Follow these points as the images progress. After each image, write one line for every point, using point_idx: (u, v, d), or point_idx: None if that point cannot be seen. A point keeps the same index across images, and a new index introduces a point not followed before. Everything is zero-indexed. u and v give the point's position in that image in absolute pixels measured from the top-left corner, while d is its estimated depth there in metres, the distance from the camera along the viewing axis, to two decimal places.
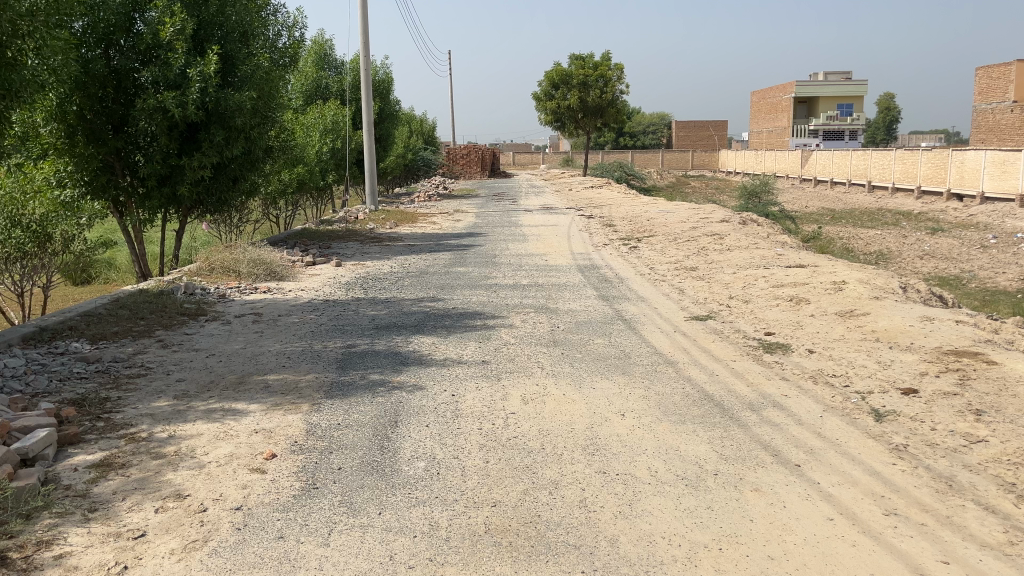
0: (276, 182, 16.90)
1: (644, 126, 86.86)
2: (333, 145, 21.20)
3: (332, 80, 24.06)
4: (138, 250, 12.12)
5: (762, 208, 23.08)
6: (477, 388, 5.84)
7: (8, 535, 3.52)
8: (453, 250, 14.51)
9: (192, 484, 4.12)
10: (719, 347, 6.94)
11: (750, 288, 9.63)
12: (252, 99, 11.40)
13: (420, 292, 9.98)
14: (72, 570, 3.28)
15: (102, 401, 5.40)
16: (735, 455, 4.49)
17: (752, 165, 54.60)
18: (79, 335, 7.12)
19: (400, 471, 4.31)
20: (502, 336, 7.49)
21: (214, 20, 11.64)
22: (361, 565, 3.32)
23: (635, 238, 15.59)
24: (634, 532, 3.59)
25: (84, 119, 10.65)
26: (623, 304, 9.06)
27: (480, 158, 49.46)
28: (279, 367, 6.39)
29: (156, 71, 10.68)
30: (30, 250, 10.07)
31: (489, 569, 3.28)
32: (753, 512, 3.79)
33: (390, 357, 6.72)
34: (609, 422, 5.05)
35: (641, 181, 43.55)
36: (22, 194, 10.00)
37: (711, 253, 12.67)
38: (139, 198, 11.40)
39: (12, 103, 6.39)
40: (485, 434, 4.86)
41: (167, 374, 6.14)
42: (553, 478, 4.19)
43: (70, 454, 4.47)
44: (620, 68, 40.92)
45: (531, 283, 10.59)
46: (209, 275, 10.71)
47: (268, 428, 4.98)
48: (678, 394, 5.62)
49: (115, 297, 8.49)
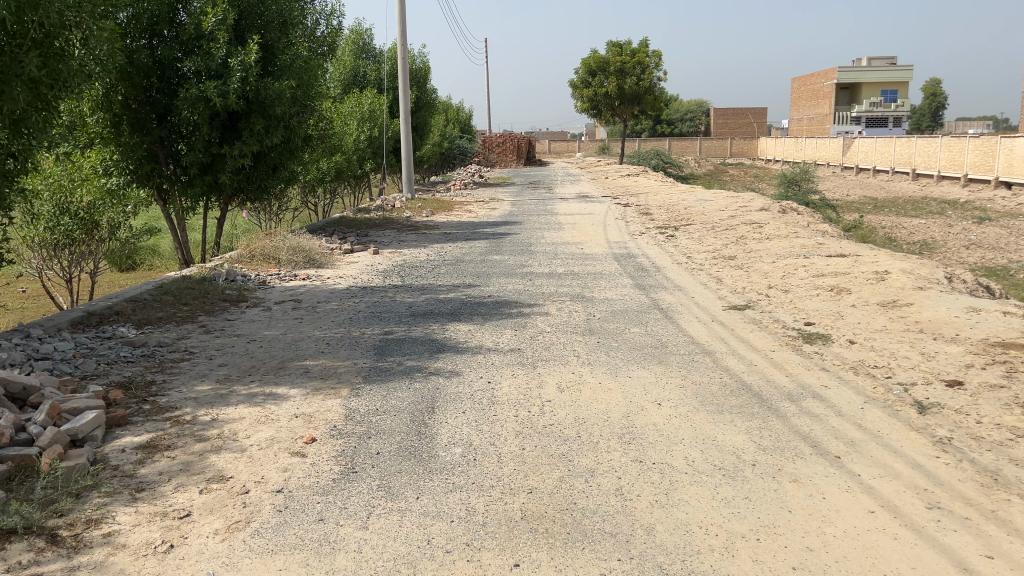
0: (315, 170, 17.05)
1: (681, 113, 85.90)
2: (370, 133, 21.35)
3: (369, 69, 24.21)
4: (181, 238, 12.36)
5: (802, 197, 22.77)
6: (513, 375, 5.87)
7: (58, 513, 3.64)
8: (488, 238, 14.56)
9: (234, 466, 4.20)
10: (757, 337, 6.87)
11: (790, 277, 9.52)
12: (291, 88, 11.52)
13: (456, 280, 10.04)
14: (121, 548, 3.38)
15: (148, 385, 5.54)
16: (773, 446, 4.45)
17: (792, 154, 53.79)
18: (125, 319, 7.29)
19: (437, 457, 4.35)
20: (538, 325, 7.50)
21: (254, 11, 11.73)
22: (400, 548, 3.37)
23: (672, 226, 15.50)
24: (671, 521, 3.59)
25: (130, 109, 10.92)
26: (659, 293, 9.01)
27: (517, 145, 49.48)
28: (317, 353, 6.47)
29: (198, 61, 10.84)
30: (77, 237, 10.38)
31: (526, 555, 3.31)
32: (791, 503, 3.76)
33: (426, 344, 6.78)
34: (645, 412, 5.03)
35: (679, 169, 43.15)
36: (71, 180, 10.09)
37: (750, 242, 12.55)
38: (182, 185, 11.58)
39: (60, 93, 6.50)
40: (520, 422, 4.88)
41: (209, 359, 6.27)
42: (589, 466, 4.20)
43: (117, 435, 4.59)
44: (658, 56, 40.57)
45: (567, 272, 10.59)
46: (249, 262, 10.88)
47: (308, 412, 5.05)
48: (715, 384, 5.58)
49: (158, 283, 8.67)
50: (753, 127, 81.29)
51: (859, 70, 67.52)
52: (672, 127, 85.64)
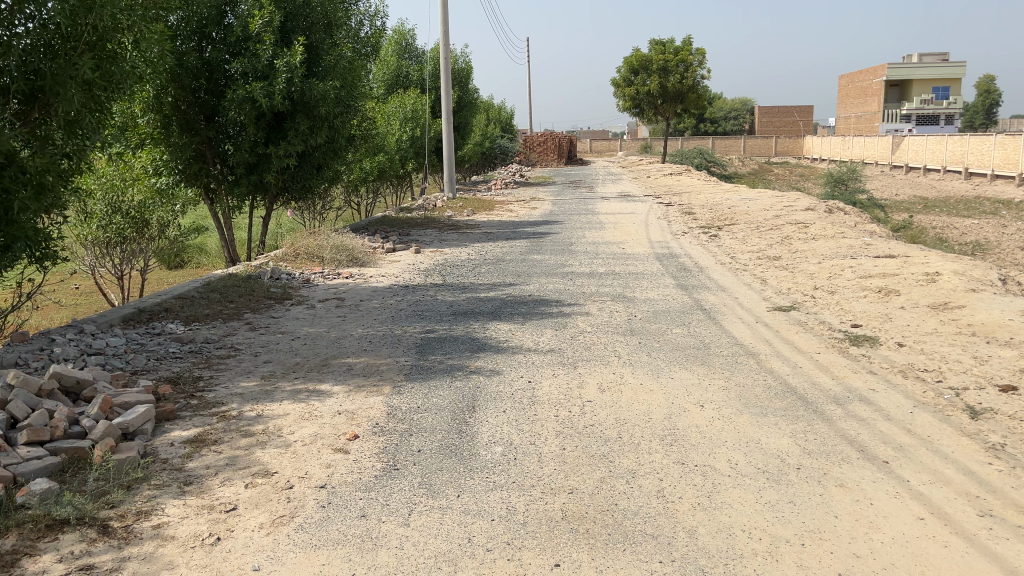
0: (358, 170, 17.24)
1: (725, 112, 84.95)
2: (412, 133, 21.48)
3: (412, 69, 24.35)
4: (228, 236, 12.60)
5: (849, 197, 22.34)
6: (554, 374, 5.87)
7: (110, 504, 3.74)
8: (529, 237, 14.54)
9: (279, 462, 4.27)
10: (802, 339, 6.77)
11: (836, 278, 9.35)
12: (335, 89, 11.65)
13: (497, 279, 10.06)
14: (169, 540, 3.45)
15: (196, 380, 5.66)
16: (818, 449, 4.38)
17: (840, 153, 52.78)
18: (174, 316, 7.45)
19: (478, 455, 4.36)
20: (579, 325, 7.48)
21: (300, 12, 11.85)
22: (441, 546, 3.39)
23: (715, 226, 15.31)
24: (714, 524, 3.55)
25: (179, 110, 11.18)
26: (702, 293, 8.92)
27: (557, 144, 49.46)
28: (360, 351, 6.54)
29: (245, 62, 11.01)
30: (128, 235, 10.65)
31: (567, 554, 3.31)
32: (836, 508, 3.69)
33: (468, 342, 6.80)
34: (688, 413, 4.99)
35: (722, 168, 42.63)
36: (122, 180, 10.32)
37: (795, 242, 12.35)
38: (228, 185, 11.80)
39: (113, 95, 6.68)
40: (561, 422, 4.87)
41: (255, 355, 6.38)
42: (630, 467, 4.18)
43: (166, 429, 4.70)
44: (701, 54, 40.12)
45: (608, 272, 10.52)
46: (294, 260, 11.04)
47: (351, 410, 5.11)
48: (759, 386, 5.51)
49: (206, 280, 8.84)
50: (798, 125, 80.04)
51: (909, 67, 66.01)
52: (715, 126, 84.76)
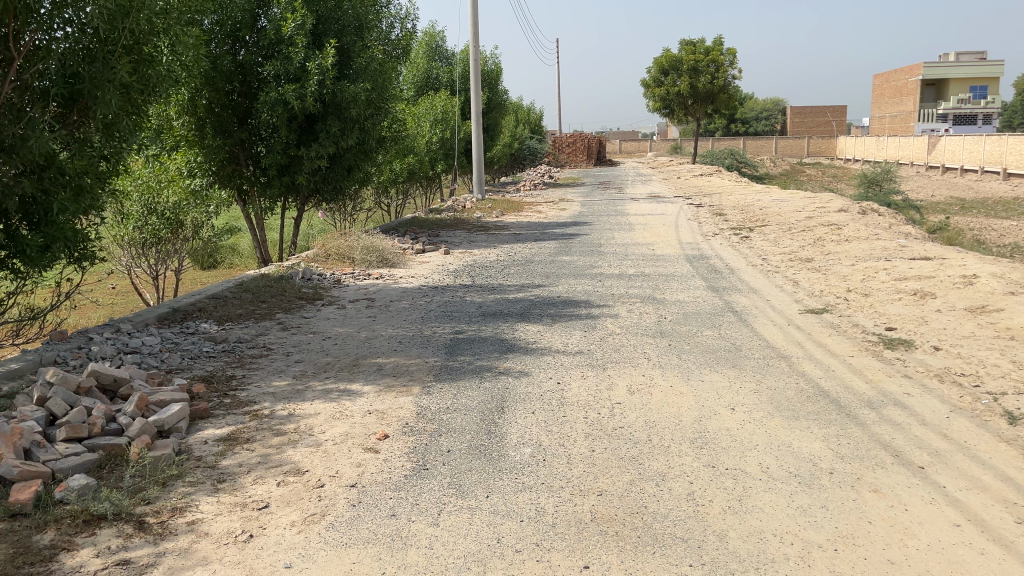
0: (388, 172, 17.35)
1: (756, 112, 84.17)
2: (442, 134, 21.55)
3: (442, 71, 24.40)
4: (261, 237, 12.74)
5: (883, 198, 22.04)
6: (583, 376, 5.86)
7: (146, 500, 3.80)
8: (558, 238, 14.53)
9: (310, 460, 4.32)
10: (835, 342, 6.68)
11: (870, 280, 9.23)
12: (366, 91, 11.74)
13: (527, 280, 10.08)
14: (204, 536, 3.51)
15: (228, 379, 5.74)
16: (852, 454, 4.33)
17: (874, 153, 52.04)
18: (208, 316, 7.57)
19: (507, 456, 4.37)
20: (609, 326, 7.46)
21: (331, 15, 11.92)
22: (470, 546, 3.40)
23: (746, 227, 15.17)
24: (744, 528, 3.52)
25: (213, 113, 11.42)
26: (734, 295, 8.85)
27: (587, 145, 49.36)
28: (390, 351, 6.59)
29: (278, 65, 11.11)
30: (164, 236, 10.73)
31: (596, 557, 3.30)
32: (870, 514, 3.64)
33: (497, 343, 6.82)
34: (719, 416, 4.95)
35: (753, 168, 42.24)
36: (158, 182, 10.51)
37: (828, 244, 12.21)
38: (261, 186, 11.96)
39: (148, 98, 6.81)
40: (590, 424, 4.86)
41: (287, 355, 6.45)
42: (660, 469, 4.16)
43: (201, 427, 4.77)
44: (732, 54, 39.73)
45: (638, 273, 10.48)
46: (325, 261, 11.16)
47: (381, 409, 5.15)
48: (791, 390, 5.45)
49: (239, 281, 8.95)
50: (831, 125, 79.08)
51: (945, 66, 64.89)
52: (746, 126, 84.06)
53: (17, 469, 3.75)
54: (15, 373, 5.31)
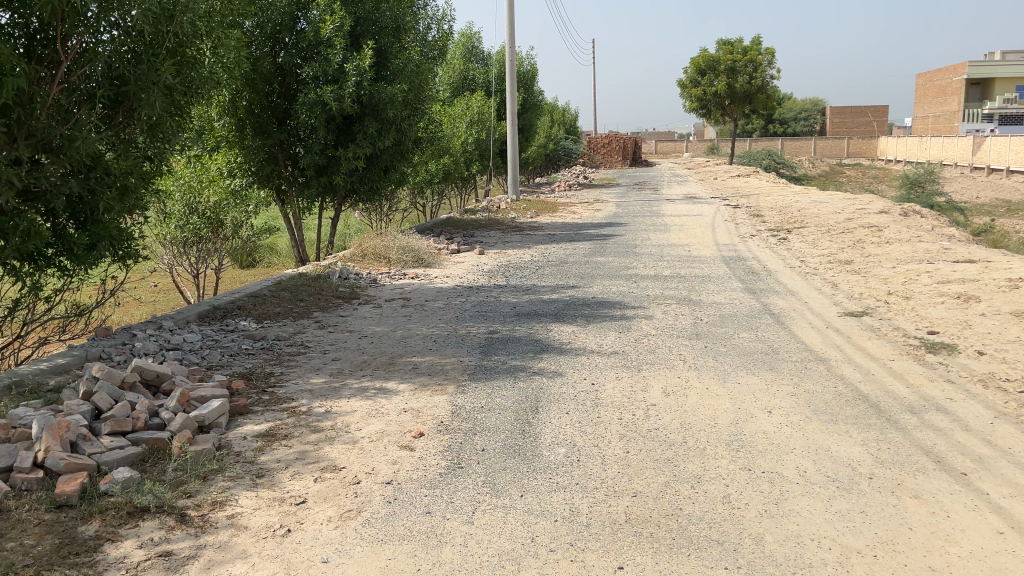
0: (424, 172, 17.46)
1: (795, 112, 83.04)
2: (477, 135, 21.64)
3: (479, 72, 24.47)
4: (298, 237, 12.89)
5: (926, 199, 21.63)
6: (617, 377, 5.84)
7: (188, 494, 3.89)
8: (593, 239, 14.49)
9: (347, 457, 4.37)
10: (875, 346, 6.57)
11: (912, 283, 9.05)
12: (402, 92, 11.83)
13: (561, 281, 10.08)
14: (243, 530, 3.57)
15: (267, 376, 5.83)
16: (892, 459, 4.26)
17: (916, 154, 51.08)
18: (247, 314, 7.70)
19: (541, 456, 4.37)
20: (644, 328, 7.42)
21: (369, 17, 12.04)
22: (504, 545, 3.41)
23: (785, 228, 14.99)
24: (781, 532, 3.49)
25: (253, 113, 11.63)
26: (771, 297, 8.76)
27: (622, 146, 49.17)
28: (425, 350, 6.64)
29: (316, 67, 11.28)
30: (204, 235, 10.86)
31: (630, 558, 3.29)
32: (911, 520, 3.58)
33: (531, 344, 6.82)
34: (755, 419, 4.90)
35: (791, 169, 41.69)
36: (199, 182, 10.65)
37: (869, 246, 12.01)
38: (299, 187, 12.12)
39: (191, 100, 6.96)
40: (625, 425, 4.85)
41: (324, 353, 6.54)
42: (696, 472, 4.13)
43: (240, 423, 4.85)
44: (771, 53, 39.24)
45: (673, 274, 10.41)
46: (361, 260, 11.27)
47: (416, 407, 5.19)
48: (830, 393, 5.38)
49: (277, 280, 9.08)
50: (872, 126, 77.78)
51: (990, 64, 63.42)
52: (785, 127, 83.03)
53: (63, 461, 3.85)
54: (62, 368, 5.45)
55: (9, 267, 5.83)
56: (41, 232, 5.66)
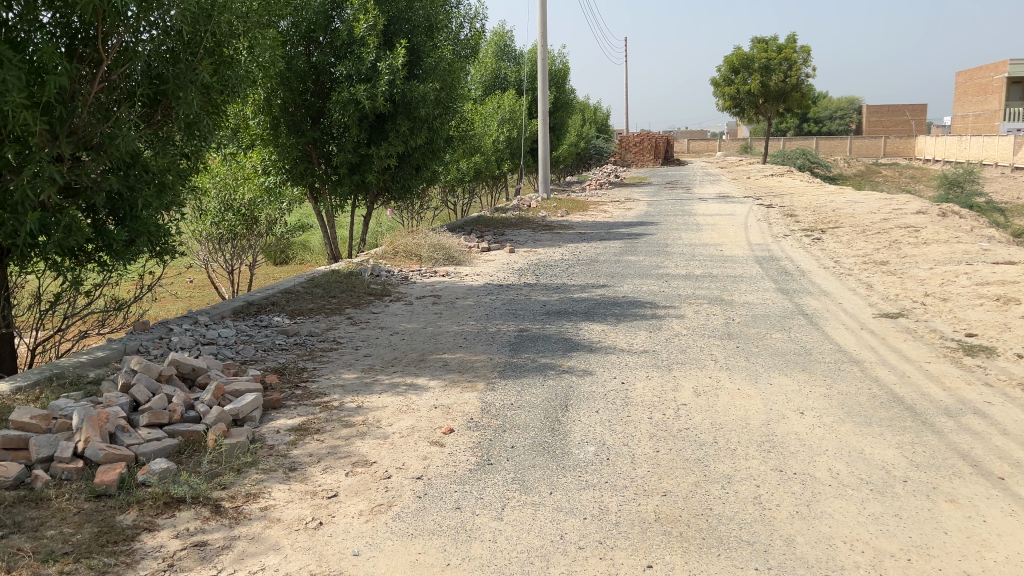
0: (455, 171, 17.54)
1: (830, 110, 81.86)
2: (508, 134, 21.67)
3: (510, 71, 24.51)
4: (331, 234, 13.01)
5: (965, 200, 21.22)
6: (647, 376, 5.83)
7: (222, 486, 3.95)
8: (624, 238, 14.45)
9: (378, 452, 4.41)
10: (911, 348, 6.48)
11: (950, 285, 8.90)
12: (435, 90, 11.89)
13: (591, 280, 10.06)
14: (276, 522, 3.62)
15: (300, 371, 5.90)
16: (927, 462, 4.20)
17: (955, 154, 50.11)
18: (280, 309, 7.79)
19: (571, 454, 4.38)
20: (675, 327, 7.39)
21: (402, 16, 12.11)
22: (533, 541, 3.43)
23: (819, 228, 14.81)
24: (812, 534, 3.46)
25: (288, 112, 11.77)
26: (804, 298, 8.67)
27: (654, 145, 48.92)
28: (456, 347, 6.68)
29: (350, 65, 11.37)
30: (239, 232, 11.00)
31: (659, 557, 3.29)
32: (947, 524, 3.53)
33: (561, 342, 6.83)
34: (787, 420, 4.86)
35: (826, 169, 41.13)
36: (235, 179, 10.80)
37: (905, 247, 11.82)
38: (332, 185, 12.24)
39: (228, 97, 7.05)
40: (655, 424, 4.83)
41: (356, 349, 6.60)
42: (726, 472, 4.11)
43: (273, 417, 4.92)
44: (806, 51, 38.77)
45: (705, 274, 10.34)
46: (393, 258, 11.34)
47: (446, 404, 5.23)
48: (864, 395, 5.31)
49: (310, 276, 9.18)
50: (910, 125, 76.48)
51: None
52: (819, 126, 81.96)
53: (102, 452, 3.94)
54: (101, 361, 5.56)
55: (51, 262, 5.96)
56: (82, 228, 5.77)
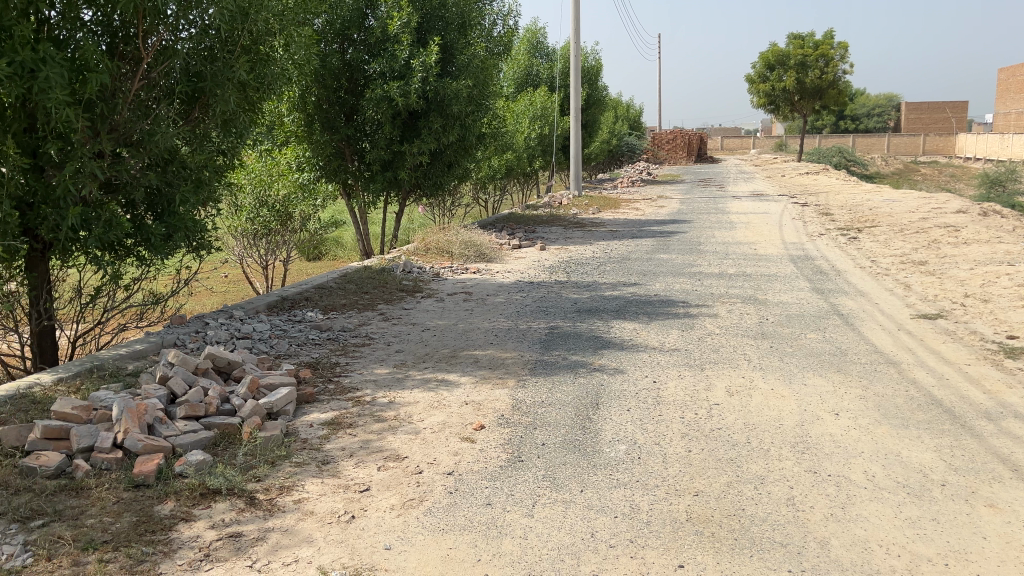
0: (486, 168, 17.56)
1: (867, 107, 80.50)
2: (540, 131, 21.63)
3: (542, 68, 24.46)
4: (364, 231, 13.11)
5: (1008, 199, 20.74)
6: (679, 375, 5.79)
7: (257, 478, 4.01)
8: (656, 236, 14.36)
9: (409, 447, 4.44)
10: (950, 349, 6.36)
11: (991, 286, 8.72)
12: (467, 87, 11.92)
13: (622, 278, 10.01)
14: (309, 515, 3.67)
15: (333, 366, 5.96)
16: (966, 466, 4.12)
17: (997, 153, 49.01)
18: (314, 305, 7.88)
19: (602, 452, 4.37)
20: (708, 326, 7.33)
21: (436, 13, 12.15)
22: (564, 539, 3.42)
23: (856, 227, 14.59)
24: (847, 537, 3.41)
25: (321, 109, 11.87)
26: (840, 298, 8.55)
27: (688, 142, 48.52)
28: (487, 344, 6.69)
29: (384, 63, 11.44)
30: (274, 227, 11.12)
31: (691, 557, 3.27)
32: (985, 529, 3.46)
33: (592, 340, 6.81)
34: (821, 421, 4.80)
35: (863, 167, 40.48)
36: (269, 176, 10.93)
37: (945, 247, 11.59)
38: (365, 181, 12.32)
39: (264, 94, 7.15)
40: (687, 423, 4.80)
41: (388, 345, 6.65)
42: (759, 473, 4.07)
43: (307, 411, 4.98)
44: (844, 47, 38.16)
45: (738, 273, 10.24)
46: (425, 254, 11.39)
47: (477, 400, 5.24)
48: (901, 397, 5.23)
49: (343, 272, 9.26)
50: (950, 123, 74.95)
51: None
52: (856, 123, 80.66)
53: (141, 443, 4.02)
54: (140, 353, 5.67)
55: (92, 257, 6.07)
56: (122, 222, 5.88)
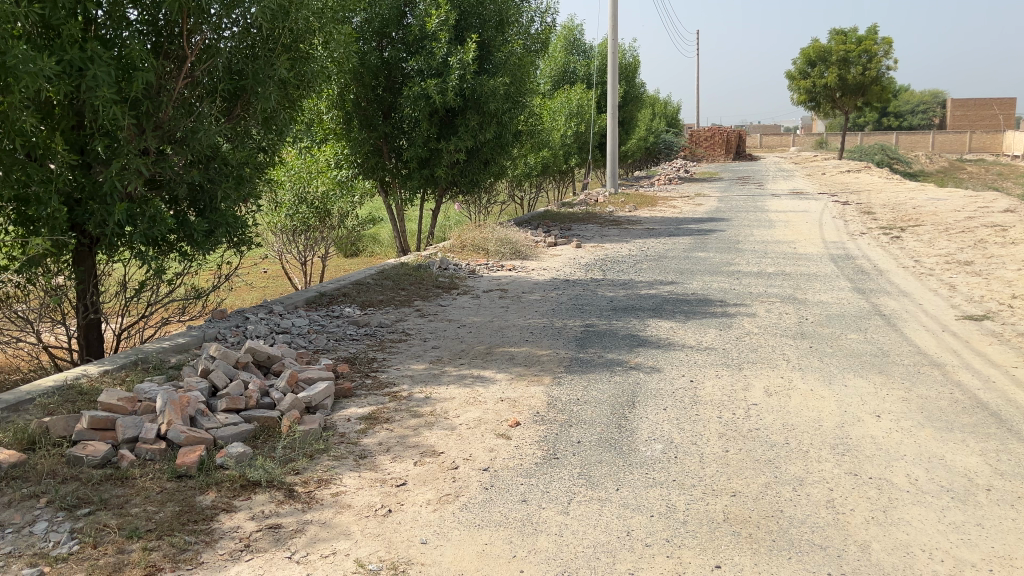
0: (523, 165, 17.56)
1: (912, 104, 78.86)
2: (577, 128, 21.56)
3: (580, 65, 24.38)
4: (402, 228, 13.20)
5: None
6: (717, 375, 5.74)
7: (296, 471, 4.06)
8: (693, 234, 14.23)
9: (446, 443, 4.47)
10: (996, 351, 6.22)
11: None
12: (504, 84, 11.93)
13: (659, 277, 9.95)
14: (347, 507, 3.71)
15: (370, 361, 6.02)
16: (1012, 471, 4.03)
17: None
18: (352, 300, 7.96)
19: (637, 451, 4.36)
20: (745, 325, 7.26)
21: (473, 11, 12.16)
22: (600, 537, 3.42)
23: (898, 226, 14.32)
24: (889, 541, 3.35)
25: (360, 106, 11.98)
26: (882, 297, 8.41)
27: (727, 139, 47.99)
28: (522, 341, 6.71)
29: (422, 61, 11.51)
30: (313, 224, 11.22)
31: (728, 558, 3.24)
32: None
33: (628, 338, 6.78)
34: (862, 423, 4.73)
35: (906, 166, 39.68)
36: (309, 173, 11.08)
37: (992, 247, 11.32)
38: (402, 178, 12.41)
39: (304, 92, 7.24)
40: (724, 423, 4.76)
41: (424, 340, 6.69)
42: (798, 474, 4.02)
43: (344, 405, 5.04)
44: (888, 43, 37.44)
45: (778, 272, 10.12)
46: (461, 251, 11.43)
47: (513, 397, 5.25)
48: (945, 399, 5.13)
49: (380, 268, 9.34)
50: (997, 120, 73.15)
51: None
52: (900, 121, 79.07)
53: (184, 434, 4.10)
54: (182, 347, 5.79)
55: (136, 252, 6.19)
56: (166, 218, 5.99)
